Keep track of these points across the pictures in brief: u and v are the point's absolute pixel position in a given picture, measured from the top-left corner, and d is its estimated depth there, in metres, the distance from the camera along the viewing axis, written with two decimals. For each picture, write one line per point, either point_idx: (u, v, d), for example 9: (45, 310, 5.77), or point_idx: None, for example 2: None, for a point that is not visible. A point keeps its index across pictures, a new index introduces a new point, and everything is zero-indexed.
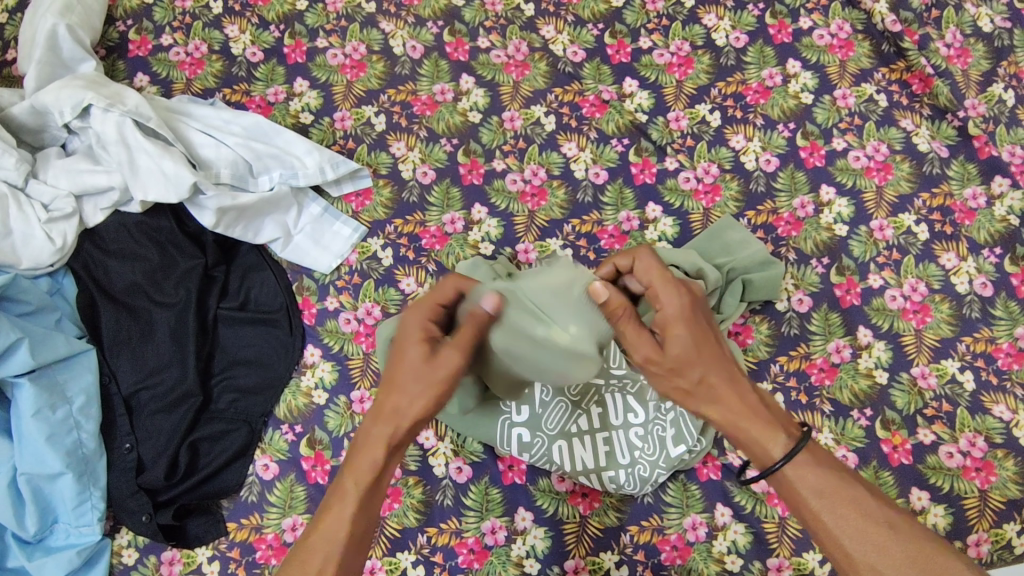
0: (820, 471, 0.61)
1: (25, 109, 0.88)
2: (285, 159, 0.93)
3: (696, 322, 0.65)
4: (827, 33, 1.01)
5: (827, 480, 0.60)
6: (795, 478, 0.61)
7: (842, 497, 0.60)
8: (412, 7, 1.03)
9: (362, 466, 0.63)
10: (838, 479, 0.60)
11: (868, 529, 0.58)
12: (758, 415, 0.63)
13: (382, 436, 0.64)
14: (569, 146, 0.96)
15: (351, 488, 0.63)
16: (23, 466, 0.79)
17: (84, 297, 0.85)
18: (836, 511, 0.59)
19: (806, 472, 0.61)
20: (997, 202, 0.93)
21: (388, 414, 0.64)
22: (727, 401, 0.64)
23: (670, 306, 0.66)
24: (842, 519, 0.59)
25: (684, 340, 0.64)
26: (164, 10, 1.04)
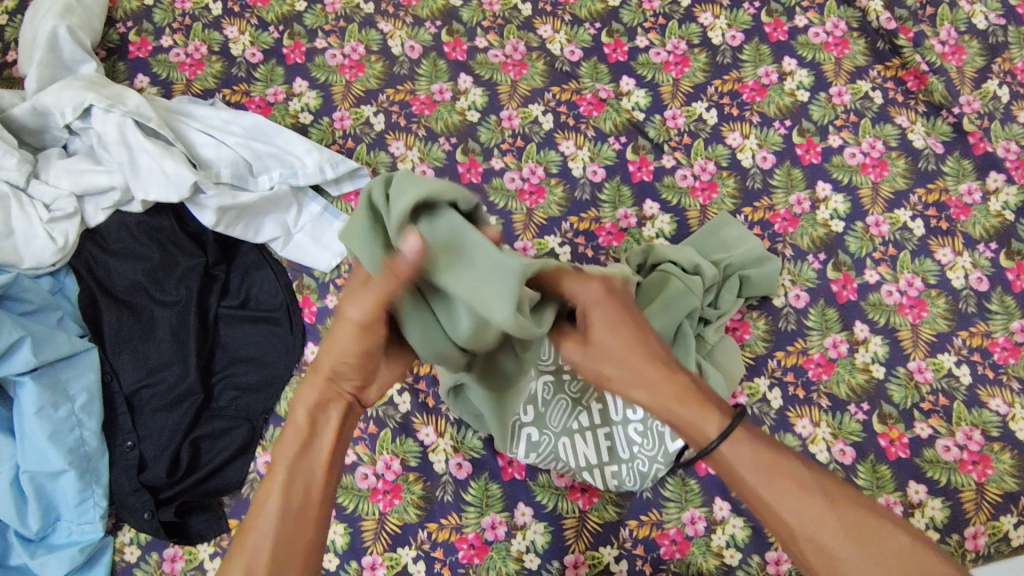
0: (755, 446, 0.57)
1: (26, 110, 0.88)
2: (285, 159, 0.93)
3: (614, 309, 0.60)
4: (822, 31, 1.02)
5: (774, 462, 0.56)
6: (731, 456, 0.57)
7: (784, 472, 0.55)
8: (410, 7, 1.04)
9: (294, 434, 0.59)
10: (770, 451, 0.57)
11: (807, 501, 0.54)
12: (689, 397, 0.58)
13: (314, 399, 0.59)
14: (567, 145, 0.97)
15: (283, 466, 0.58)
16: (26, 465, 0.79)
17: (86, 297, 0.86)
18: (773, 484, 0.55)
19: (742, 447, 0.57)
20: (992, 197, 0.93)
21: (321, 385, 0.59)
22: (646, 380, 0.59)
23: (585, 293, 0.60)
24: (782, 495, 0.55)
25: (612, 331, 0.59)
26: (164, 12, 1.05)
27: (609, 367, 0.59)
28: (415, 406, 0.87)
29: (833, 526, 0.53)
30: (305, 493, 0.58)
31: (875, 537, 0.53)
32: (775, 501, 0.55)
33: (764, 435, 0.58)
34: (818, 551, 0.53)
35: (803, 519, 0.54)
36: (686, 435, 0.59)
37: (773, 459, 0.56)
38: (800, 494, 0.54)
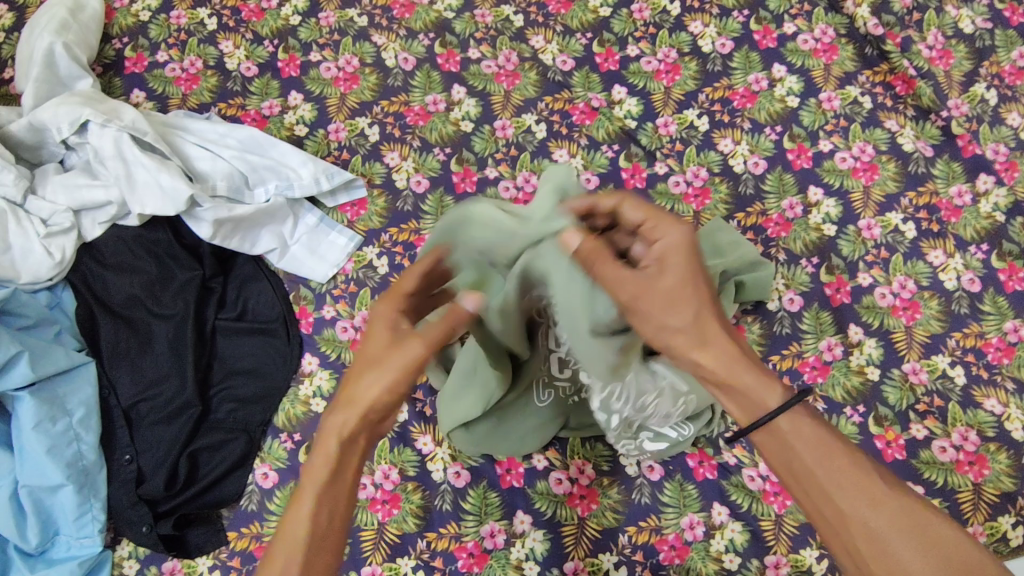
0: (817, 426, 0.55)
1: (23, 126, 0.89)
2: (280, 171, 0.94)
3: (693, 266, 0.57)
4: (811, 37, 1.03)
5: (837, 449, 0.54)
6: (789, 432, 0.55)
7: (844, 458, 0.53)
8: (403, 20, 1.05)
9: (318, 450, 0.56)
10: (831, 435, 0.55)
11: (867, 488, 0.52)
12: (752, 365, 0.57)
13: (339, 421, 0.56)
14: (560, 153, 0.98)
15: (309, 483, 0.56)
16: (25, 479, 0.79)
17: (83, 311, 0.86)
18: (830, 465, 0.53)
19: (803, 425, 0.55)
20: (983, 199, 0.94)
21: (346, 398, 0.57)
22: (709, 339, 0.57)
23: (667, 239, 0.58)
24: (841, 480, 0.53)
25: (682, 276, 0.57)
26: (159, 28, 1.06)
27: (671, 316, 0.56)
28: (413, 415, 0.87)
29: (889, 517, 0.51)
30: (331, 516, 0.56)
31: (929, 530, 0.51)
32: (830, 483, 0.53)
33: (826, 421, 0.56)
34: (868, 536, 0.52)
35: (860, 506, 0.52)
36: (741, 404, 0.57)
37: (832, 444, 0.54)
38: (859, 479, 0.53)
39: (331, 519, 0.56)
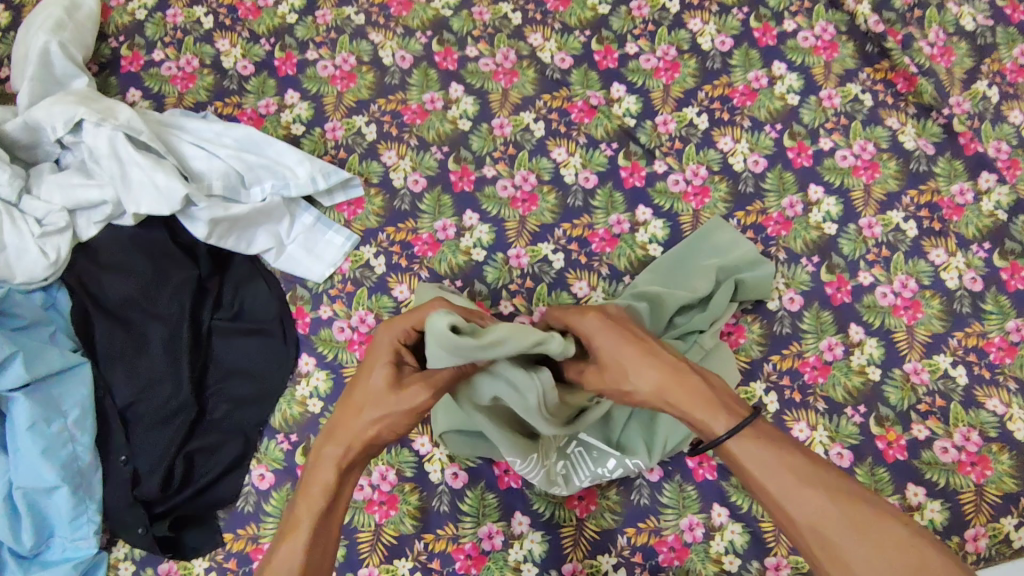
0: (761, 443, 0.60)
1: (17, 126, 0.89)
2: (277, 170, 0.93)
3: (617, 332, 0.67)
4: (811, 35, 1.02)
5: (783, 459, 0.59)
6: (738, 450, 0.60)
7: (789, 468, 0.58)
8: (401, 18, 1.05)
9: (313, 485, 0.64)
10: (778, 449, 0.60)
11: (812, 495, 0.57)
12: (705, 397, 0.63)
13: (335, 455, 0.65)
14: (558, 152, 0.97)
15: (305, 515, 0.63)
16: (19, 481, 0.79)
17: (78, 311, 0.86)
18: (777, 478, 0.58)
19: (749, 443, 0.60)
20: (984, 197, 0.93)
21: (340, 438, 0.66)
22: (662, 386, 0.64)
23: (586, 325, 0.69)
24: (787, 488, 0.58)
25: (615, 344, 0.66)
26: (156, 26, 1.06)
27: (624, 381, 0.65)
28: None
29: (831, 519, 0.56)
30: (327, 540, 0.63)
31: (880, 532, 0.55)
32: (774, 492, 0.58)
33: (770, 433, 0.61)
34: (819, 541, 0.56)
35: (806, 510, 0.57)
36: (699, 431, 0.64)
37: (778, 454, 0.59)
38: (806, 491, 0.57)
39: (325, 545, 0.63)
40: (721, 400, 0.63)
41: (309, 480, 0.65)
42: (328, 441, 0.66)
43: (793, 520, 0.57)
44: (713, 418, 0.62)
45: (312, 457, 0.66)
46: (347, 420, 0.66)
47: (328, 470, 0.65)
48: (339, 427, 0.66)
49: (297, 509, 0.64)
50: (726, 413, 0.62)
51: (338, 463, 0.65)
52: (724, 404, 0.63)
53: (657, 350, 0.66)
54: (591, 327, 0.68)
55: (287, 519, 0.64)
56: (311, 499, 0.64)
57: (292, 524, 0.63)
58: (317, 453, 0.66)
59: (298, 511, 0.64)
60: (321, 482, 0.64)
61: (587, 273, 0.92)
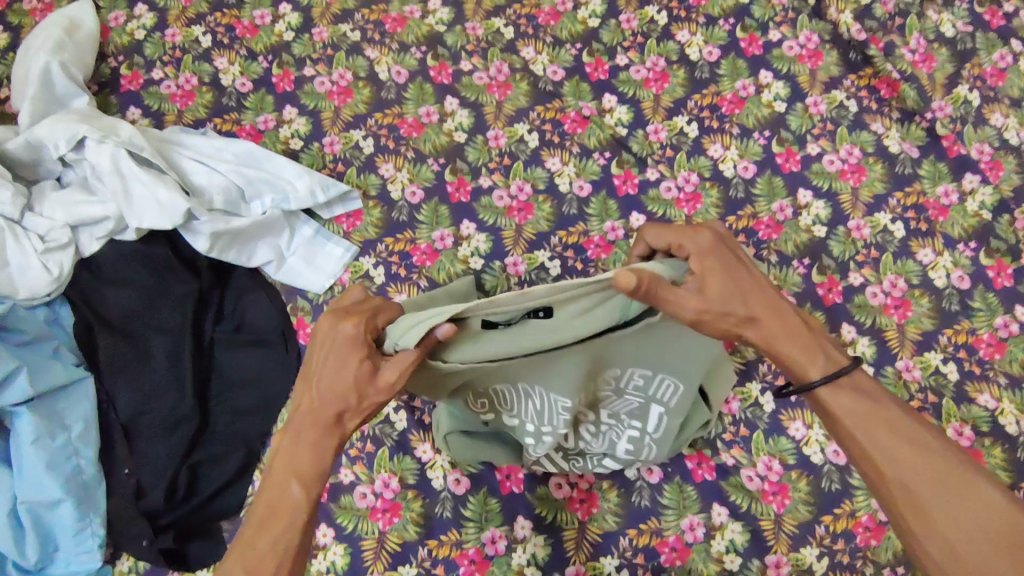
0: (856, 395, 0.59)
1: (19, 144, 0.90)
2: (276, 184, 0.95)
3: (731, 263, 0.61)
4: (796, 43, 1.05)
5: (884, 418, 0.58)
6: (830, 400, 0.60)
7: (890, 428, 0.57)
8: (396, 34, 1.07)
9: (304, 469, 0.58)
10: (875, 404, 0.59)
11: (904, 448, 0.56)
12: (798, 338, 0.61)
13: (321, 444, 0.58)
14: (553, 162, 0.99)
15: (297, 500, 0.57)
16: (24, 495, 0.79)
17: (81, 326, 0.87)
18: (870, 431, 0.58)
19: (843, 396, 0.59)
20: (969, 198, 0.96)
21: (328, 424, 0.58)
22: (757, 319, 0.61)
23: (696, 247, 0.62)
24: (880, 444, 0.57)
25: (724, 279, 0.60)
26: (154, 46, 1.08)
27: (738, 305, 0.60)
28: (412, 424, 0.87)
29: (925, 476, 0.55)
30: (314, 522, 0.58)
31: (967, 490, 0.54)
32: (873, 450, 0.57)
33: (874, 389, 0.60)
34: (908, 499, 0.55)
35: (895, 462, 0.56)
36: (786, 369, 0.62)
37: (882, 415, 0.58)
38: (897, 444, 0.57)
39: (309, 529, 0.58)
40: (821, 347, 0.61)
41: (295, 461, 0.58)
42: (312, 425, 0.58)
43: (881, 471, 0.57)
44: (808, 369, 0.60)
45: (284, 442, 0.59)
46: (331, 404, 0.58)
47: (318, 456, 0.58)
48: (324, 410, 0.58)
49: (287, 493, 0.57)
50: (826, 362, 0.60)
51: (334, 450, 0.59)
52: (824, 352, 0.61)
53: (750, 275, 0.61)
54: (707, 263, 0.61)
55: (268, 504, 0.57)
56: (302, 486, 0.57)
57: (287, 509, 0.57)
58: (296, 438, 0.58)
59: (282, 502, 0.57)
60: (308, 467, 0.58)
61: (582, 279, 0.93)
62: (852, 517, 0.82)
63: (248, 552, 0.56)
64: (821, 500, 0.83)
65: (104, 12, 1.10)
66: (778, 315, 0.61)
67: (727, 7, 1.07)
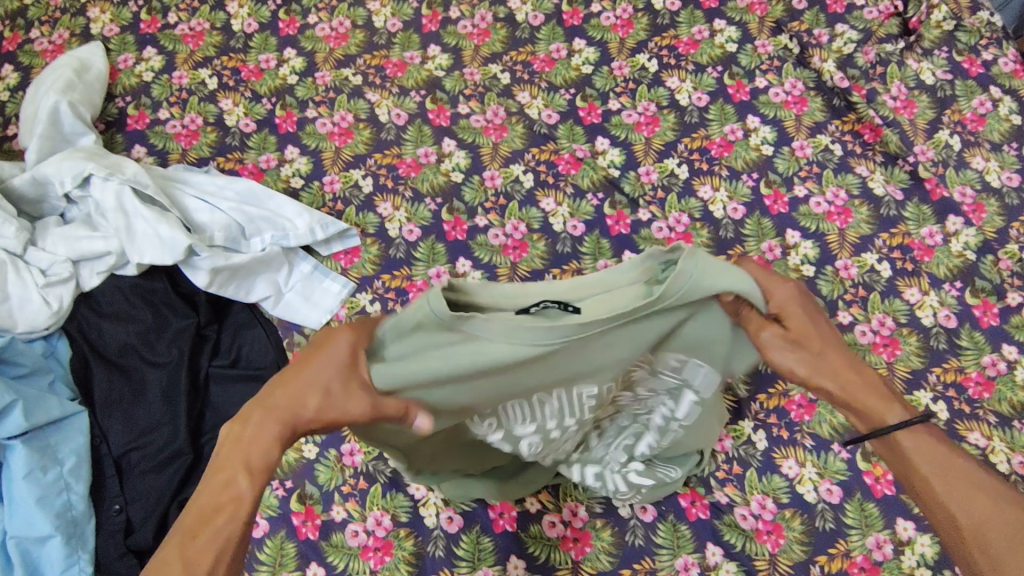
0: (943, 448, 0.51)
1: (25, 181, 0.92)
2: (276, 222, 0.97)
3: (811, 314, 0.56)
4: (781, 90, 1.09)
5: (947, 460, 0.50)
6: (912, 448, 0.51)
7: (966, 478, 0.49)
8: (396, 78, 1.11)
9: (248, 465, 0.46)
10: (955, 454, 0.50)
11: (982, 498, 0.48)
12: (873, 386, 0.54)
13: (276, 437, 0.47)
14: (547, 202, 1.02)
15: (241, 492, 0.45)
16: (13, 530, 0.78)
17: (78, 359, 0.87)
18: (948, 481, 0.49)
19: (924, 440, 0.51)
20: (953, 239, 0.98)
21: (286, 411, 0.47)
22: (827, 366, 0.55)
23: (782, 294, 0.56)
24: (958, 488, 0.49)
25: (807, 323, 0.55)
26: (162, 87, 1.11)
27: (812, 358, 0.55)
28: None
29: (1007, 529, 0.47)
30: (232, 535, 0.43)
31: None
32: (943, 493, 0.49)
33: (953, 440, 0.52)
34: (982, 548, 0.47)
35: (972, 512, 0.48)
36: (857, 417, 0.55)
37: (957, 464, 0.50)
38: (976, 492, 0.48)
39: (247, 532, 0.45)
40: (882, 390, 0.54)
41: (241, 447, 0.46)
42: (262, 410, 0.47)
43: (957, 523, 0.48)
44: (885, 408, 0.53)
45: (237, 431, 0.47)
46: (293, 399, 0.48)
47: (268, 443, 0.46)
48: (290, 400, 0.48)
49: (230, 488, 0.45)
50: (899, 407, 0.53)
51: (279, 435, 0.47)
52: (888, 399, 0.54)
53: (829, 332, 0.56)
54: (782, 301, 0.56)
55: (204, 502, 0.44)
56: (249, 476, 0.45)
57: (223, 507, 0.44)
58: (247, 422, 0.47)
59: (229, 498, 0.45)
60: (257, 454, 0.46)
61: None
62: (847, 557, 0.81)
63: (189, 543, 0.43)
64: (816, 539, 0.82)
65: (114, 54, 1.14)
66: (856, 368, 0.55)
67: (715, 55, 1.12)
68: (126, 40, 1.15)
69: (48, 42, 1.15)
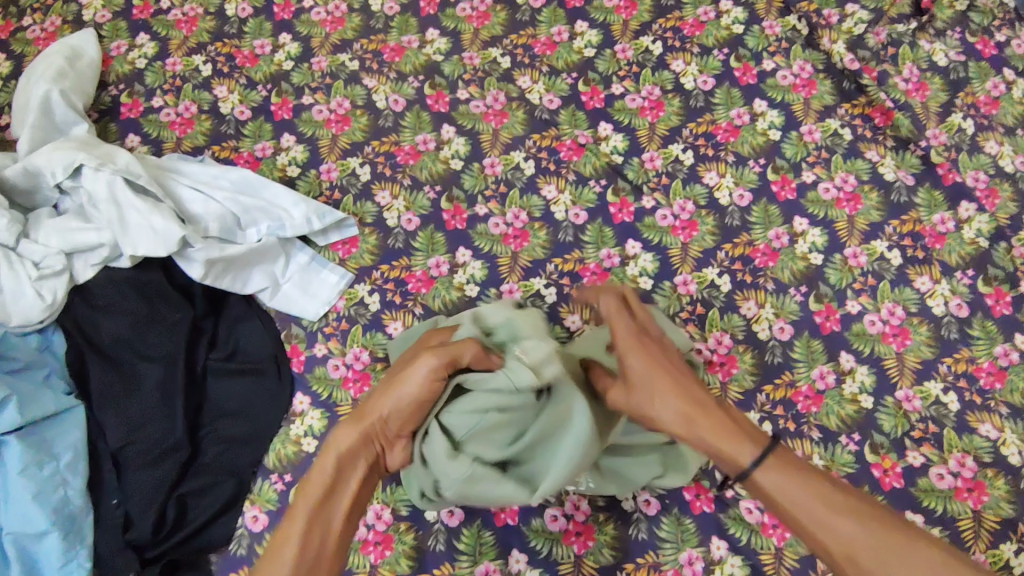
0: (788, 474, 0.64)
1: (17, 171, 0.91)
2: (272, 212, 0.95)
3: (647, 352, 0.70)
4: (790, 73, 1.06)
5: (819, 494, 0.62)
6: (765, 482, 0.64)
7: (815, 496, 0.62)
8: (394, 63, 1.08)
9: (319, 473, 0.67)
10: (804, 477, 0.63)
11: (835, 518, 0.61)
12: (730, 431, 0.66)
13: (347, 444, 0.68)
14: (548, 189, 0.99)
15: (303, 506, 0.66)
16: (10, 527, 0.78)
17: (72, 352, 0.85)
18: (805, 506, 0.62)
19: (776, 475, 0.64)
20: (965, 226, 0.96)
21: (356, 422, 0.69)
22: (684, 412, 0.67)
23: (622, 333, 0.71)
24: (816, 516, 0.61)
25: (643, 367, 0.69)
26: (155, 74, 1.09)
27: (647, 403, 0.68)
28: None
29: (865, 546, 0.59)
30: (320, 540, 0.65)
31: (897, 547, 0.59)
32: (804, 518, 0.62)
33: (793, 460, 0.65)
34: (847, 560, 0.60)
35: (834, 535, 0.60)
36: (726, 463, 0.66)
37: (804, 486, 0.63)
38: (823, 505, 0.61)
39: (321, 546, 0.65)
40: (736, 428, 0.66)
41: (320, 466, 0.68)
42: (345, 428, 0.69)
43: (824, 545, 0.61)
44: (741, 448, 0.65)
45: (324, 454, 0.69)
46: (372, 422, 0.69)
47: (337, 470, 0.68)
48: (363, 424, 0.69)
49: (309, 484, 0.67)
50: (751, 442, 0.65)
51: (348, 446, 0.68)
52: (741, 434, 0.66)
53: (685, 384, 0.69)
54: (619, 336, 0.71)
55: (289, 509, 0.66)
56: (313, 500, 0.66)
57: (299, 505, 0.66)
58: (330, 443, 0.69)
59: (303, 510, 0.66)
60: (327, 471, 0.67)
61: (578, 306, 0.93)
62: None
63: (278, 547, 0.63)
64: None
65: (106, 41, 1.12)
66: (699, 404, 0.67)
67: (721, 37, 1.08)
68: (118, 26, 1.13)
69: (39, 29, 1.12)
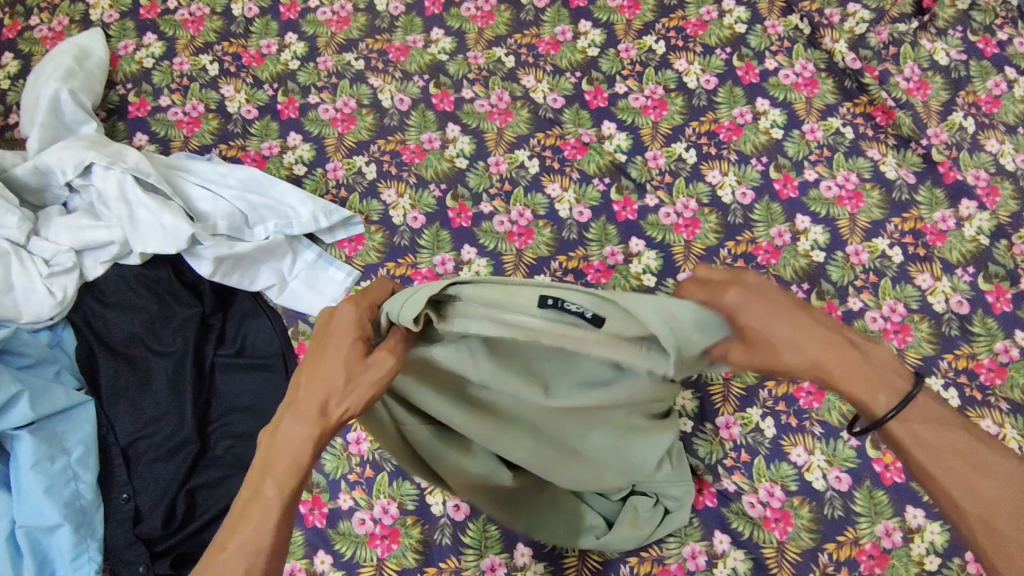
0: (929, 424, 0.50)
1: (27, 170, 0.92)
2: (279, 210, 0.96)
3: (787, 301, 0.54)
4: (792, 72, 1.06)
5: (970, 447, 0.49)
6: (900, 433, 0.51)
7: (961, 454, 0.49)
8: (399, 63, 1.09)
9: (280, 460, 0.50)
10: (955, 436, 0.50)
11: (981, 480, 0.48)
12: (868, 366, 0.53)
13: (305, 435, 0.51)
14: (552, 187, 1.00)
15: (273, 491, 0.49)
16: (22, 519, 0.79)
17: (83, 348, 0.87)
18: (946, 465, 0.49)
19: (916, 424, 0.51)
20: (966, 223, 0.96)
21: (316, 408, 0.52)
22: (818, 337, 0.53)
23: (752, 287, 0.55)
24: (955, 474, 0.49)
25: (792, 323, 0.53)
26: (163, 74, 1.10)
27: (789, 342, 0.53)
28: None
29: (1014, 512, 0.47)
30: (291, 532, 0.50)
31: None
32: (937, 473, 0.49)
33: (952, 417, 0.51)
34: (986, 532, 0.47)
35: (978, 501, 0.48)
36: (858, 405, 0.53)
37: (948, 441, 0.50)
38: (977, 464, 0.48)
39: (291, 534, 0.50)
40: (879, 372, 0.52)
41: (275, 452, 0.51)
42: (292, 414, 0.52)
43: (961, 509, 0.48)
44: (874, 394, 0.51)
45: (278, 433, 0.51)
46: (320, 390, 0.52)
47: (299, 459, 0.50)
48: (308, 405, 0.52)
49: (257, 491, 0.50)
50: (887, 390, 0.51)
51: (315, 442, 0.51)
52: (883, 378, 0.52)
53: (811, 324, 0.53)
54: (740, 297, 0.54)
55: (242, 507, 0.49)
56: (281, 488, 0.49)
57: (259, 505, 0.49)
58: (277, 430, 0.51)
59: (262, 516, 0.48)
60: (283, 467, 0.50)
61: None
62: (856, 545, 0.81)
63: (218, 556, 0.47)
64: (824, 527, 0.82)
65: (114, 41, 1.13)
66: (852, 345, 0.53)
67: (724, 36, 1.09)
68: (126, 26, 1.14)
69: (47, 29, 1.13)
